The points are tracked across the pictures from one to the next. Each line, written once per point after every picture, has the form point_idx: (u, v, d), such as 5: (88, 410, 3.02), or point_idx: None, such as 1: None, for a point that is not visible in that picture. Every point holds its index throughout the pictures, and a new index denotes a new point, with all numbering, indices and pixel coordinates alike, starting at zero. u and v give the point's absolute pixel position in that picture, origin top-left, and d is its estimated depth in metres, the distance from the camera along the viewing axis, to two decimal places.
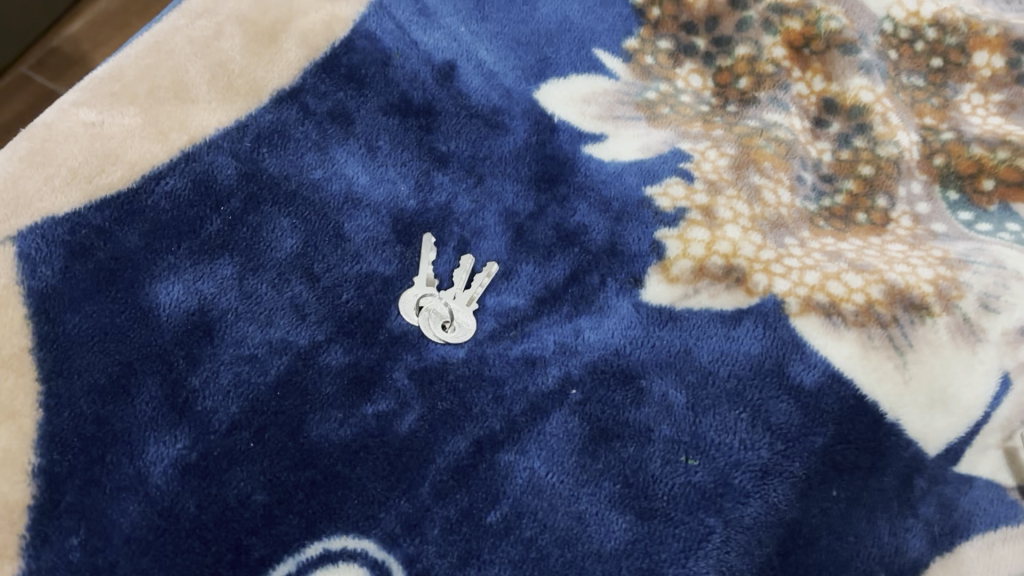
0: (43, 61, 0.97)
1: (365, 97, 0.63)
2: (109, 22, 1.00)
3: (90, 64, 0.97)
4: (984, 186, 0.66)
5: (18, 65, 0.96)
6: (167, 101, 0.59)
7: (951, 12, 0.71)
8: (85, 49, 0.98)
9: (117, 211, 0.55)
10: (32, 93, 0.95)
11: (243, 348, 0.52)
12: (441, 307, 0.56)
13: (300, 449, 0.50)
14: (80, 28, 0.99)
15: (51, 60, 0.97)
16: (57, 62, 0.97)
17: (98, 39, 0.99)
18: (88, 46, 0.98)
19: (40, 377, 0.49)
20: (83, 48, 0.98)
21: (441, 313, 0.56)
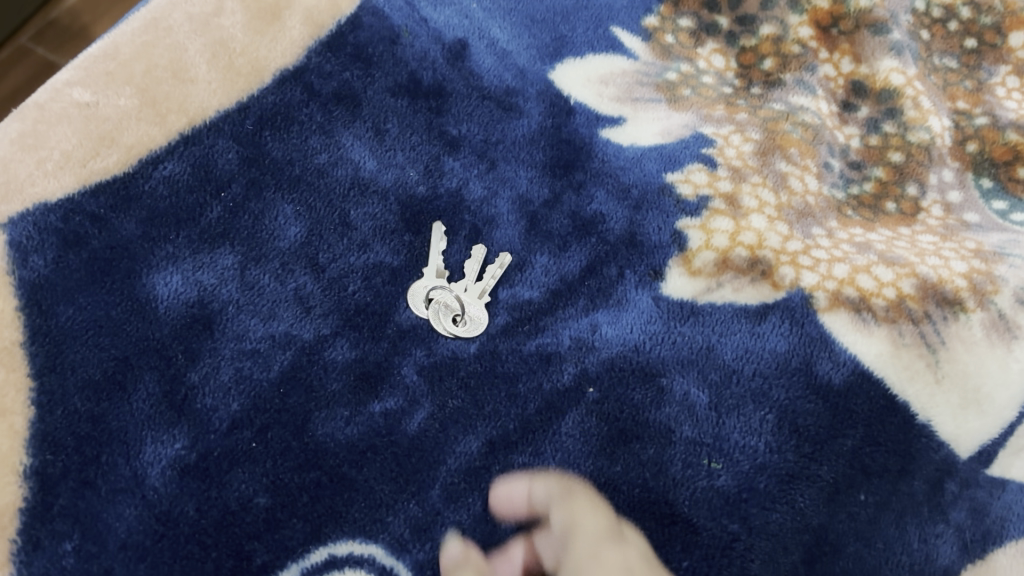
0: (43, 33, 0.94)
1: (372, 77, 0.60)
2: None
3: (91, 37, 0.94)
4: (1019, 174, 0.64)
5: (18, 36, 0.93)
6: (166, 80, 0.56)
7: None
8: (87, 21, 0.95)
9: (113, 198, 0.52)
10: (33, 66, 0.92)
11: (245, 343, 0.50)
12: (452, 299, 0.53)
13: (305, 449, 0.48)
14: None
15: (51, 32, 0.94)
16: (57, 34, 0.94)
17: (98, 10, 0.96)
18: (88, 18, 0.95)
19: (32, 373, 0.47)
20: (84, 20, 0.95)
21: (452, 306, 0.53)
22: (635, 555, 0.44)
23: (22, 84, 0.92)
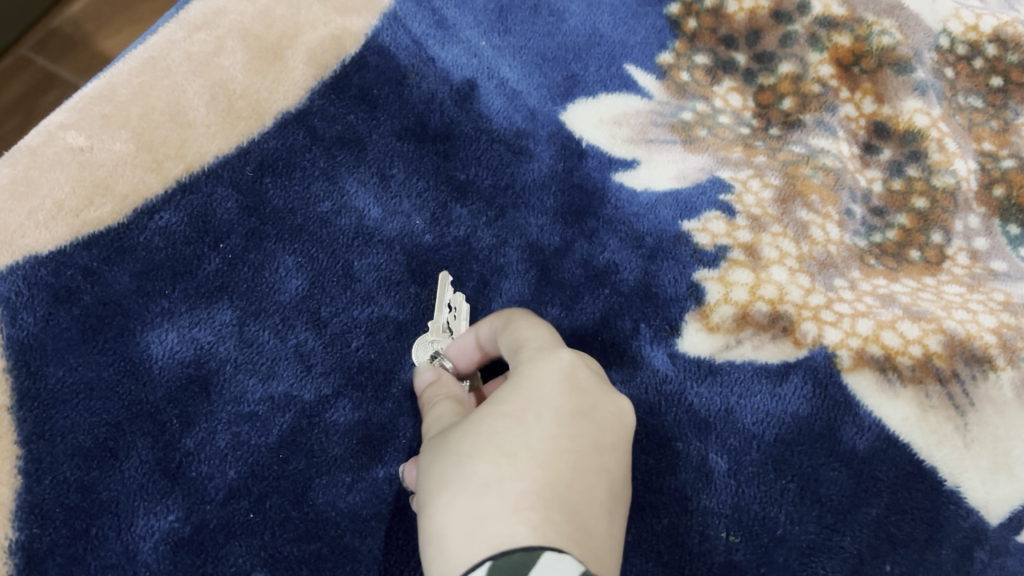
0: (44, 43, 0.92)
1: (377, 121, 0.58)
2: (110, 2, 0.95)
3: (92, 47, 0.92)
4: None
5: (18, 46, 0.91)
6: (163, 124, 0.54)
7: (1013, 27, 0.67)
8: (89, 31, 0.93)
9: (106, 250, 0.50)
10: (33, 77, 0.91)
11: (242, 405, 0.48)
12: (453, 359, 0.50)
13: (306, 519, 0.45)
14: (80, 8, 0.94)
15: (52, 42, 0.92)
16: (58, 44, 0.92)
17: (100, 18, 0.94)
18: (90, 27, 0.93)
19: (21, 441, 0.45)
20: (86, 29, 0.93)
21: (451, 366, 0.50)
22: (576, 363, 0.40)
23: (22, 96, 0.90)
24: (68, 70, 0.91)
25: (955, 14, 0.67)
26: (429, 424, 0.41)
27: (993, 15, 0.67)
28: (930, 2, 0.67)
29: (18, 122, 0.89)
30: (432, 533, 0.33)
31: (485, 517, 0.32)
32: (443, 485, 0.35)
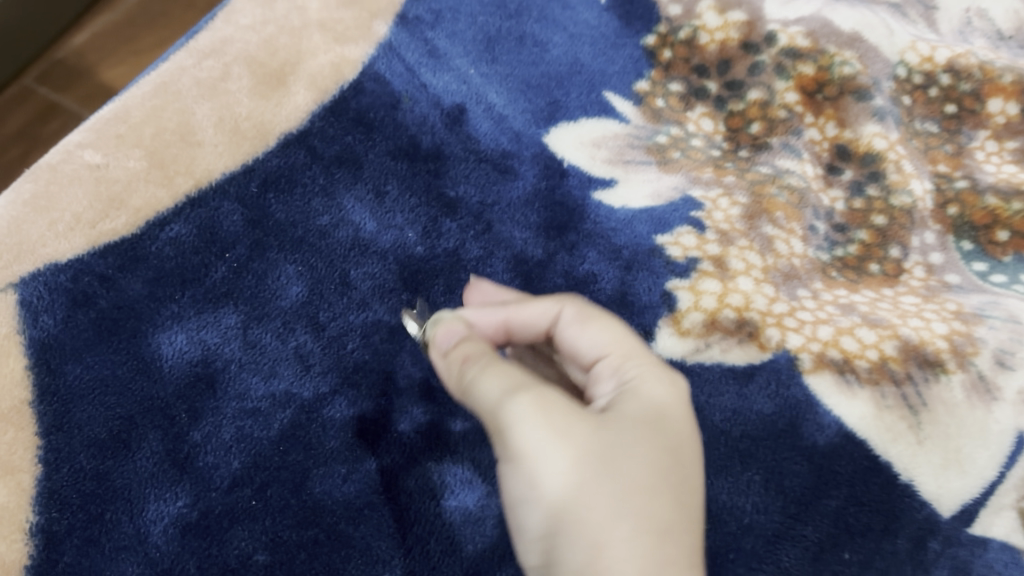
0: (47, 73, 0.97)
1: (373, 141, 0.62)
2: (114, 34, 1.00)
3: (96, 77, 0.97)
4: (998, 237, 0.66)
5: (23, 77, 0.96)
6: (174, 143, 0.59)
7: (966, 58, 0.71)
8: (92, 61, 0.98)
9: (120, 258, 0.54)
10: (37, 106, 0.95)
11: (246, 401, 0.51)
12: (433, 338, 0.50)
13: (304, 506, 0.49)
14: (85, 40, 0.99)
15: (56, 72, 0.97)
16: (62, 74, 0.97)
17: (103, 50, 0.99)
18: (93, 58, 0.98)
19: (39, 432, 0.48)
20: (90, 60, 0.98)
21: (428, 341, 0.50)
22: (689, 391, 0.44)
23: (25, 125, 0.94)
24: (71, 99, 0.96)
25: (912, 46, 0.71)
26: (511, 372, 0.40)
27: (947, 47, 0.71)
28: (889, 34, 0.71)
29: (21, 150, 0.93)
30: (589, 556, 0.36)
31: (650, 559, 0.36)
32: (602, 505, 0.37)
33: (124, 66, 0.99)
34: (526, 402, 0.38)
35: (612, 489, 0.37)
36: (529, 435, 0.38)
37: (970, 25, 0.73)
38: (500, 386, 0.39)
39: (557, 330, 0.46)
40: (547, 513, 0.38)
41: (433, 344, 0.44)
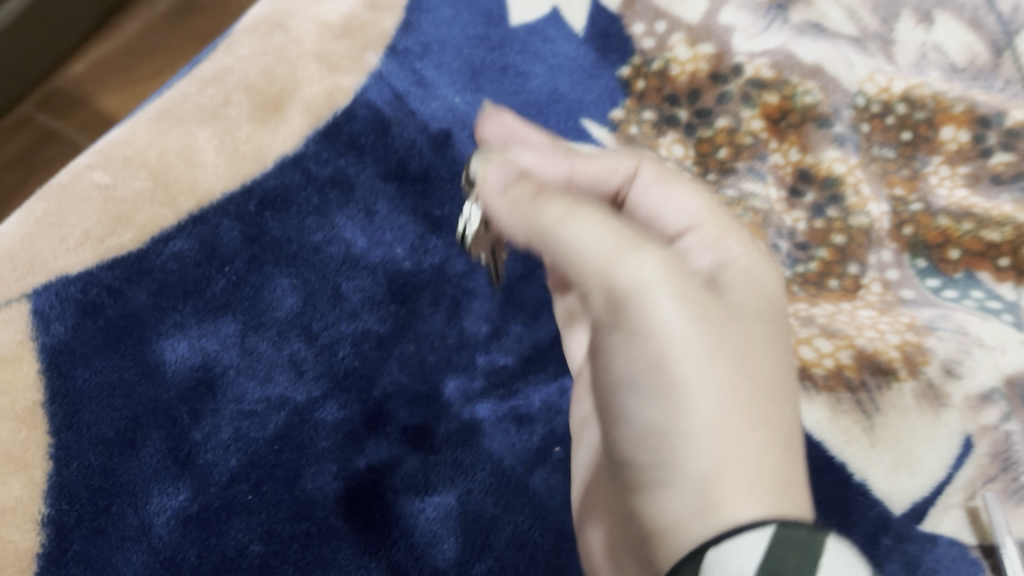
0: (46, 101, 1.03)
1: (365, 164, 0.66)
2: (112, 61, 1.06)
3: (93, 106, 1.03)
4: (950, 255, 0.68)
5: (23, 105, 1.02)
6: (177, 165, 0.63)
7: (920, 88, 0.71)
8: (91, 89, 1.04)
9: (127, 271, 0.58)
10: (35, 133, 1.01)
11: (243, 404, 0.55)
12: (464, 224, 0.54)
13: (296, 501, 0.52)
14: (85, 68, 1.05)
15: (55, 100, 1.03)
16: (60, 102, 1.03)
17: (101, 79, 1.05)
18: (91, 87, 1.04)
19: (50, 430, 0.52)
20: (89, 88, 1.04)
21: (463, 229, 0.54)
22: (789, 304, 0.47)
23: (24, 152, 1.00)
24: (68, 126, 1.02)
25: (869, 77, 0.73)
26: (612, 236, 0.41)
27: (903, 77, 0.72)
28: (848, 66, 0.73)
29: (17, 175, 0.99)
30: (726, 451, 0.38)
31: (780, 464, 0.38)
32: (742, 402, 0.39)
33: (120, 94, 1.04)
34: (651, 267, 0.40)
35: (727, 373, 0.39)
36: (651, 296, 0.40)
37: (925, 57, 0.72)
38: (619, 245, 0.41)
39: (631, 181, 0.51)
40: (677, 404, 0.39)
41: (483, 181, 0.46)
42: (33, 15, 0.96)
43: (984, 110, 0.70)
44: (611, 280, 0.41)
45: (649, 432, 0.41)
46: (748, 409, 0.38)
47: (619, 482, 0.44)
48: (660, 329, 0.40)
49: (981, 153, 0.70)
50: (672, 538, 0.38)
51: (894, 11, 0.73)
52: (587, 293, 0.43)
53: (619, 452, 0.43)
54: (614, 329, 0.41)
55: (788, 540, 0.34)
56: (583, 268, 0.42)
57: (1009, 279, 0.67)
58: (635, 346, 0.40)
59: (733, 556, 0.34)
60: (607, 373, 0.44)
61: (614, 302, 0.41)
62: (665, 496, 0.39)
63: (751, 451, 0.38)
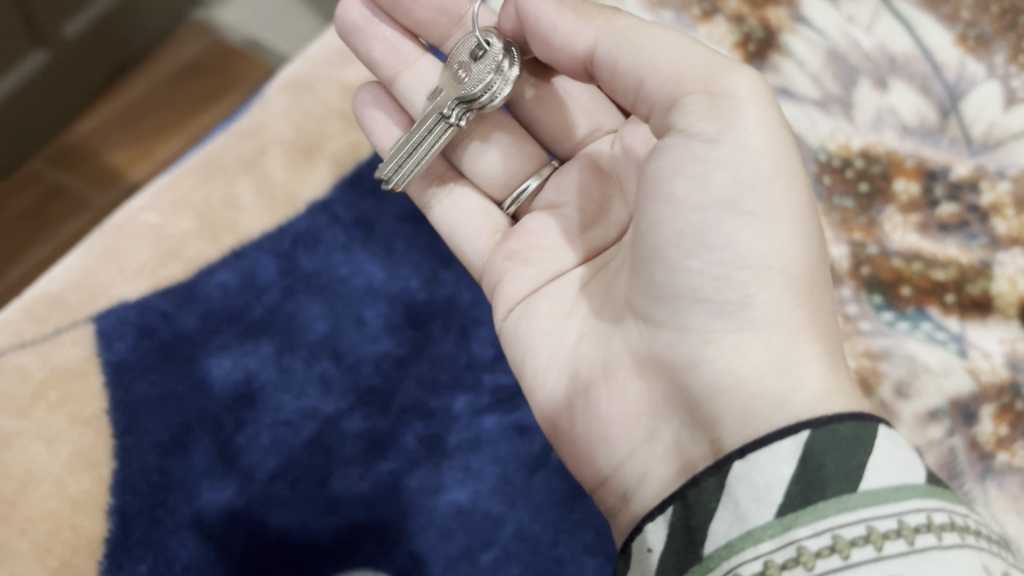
0: (54, 158, 1.15)
1: (385, 207, 0.72)
2: (114, 121, 1.18)
3: (98, 161, 1.15)
4: (903, 292, 0.67)
5: (33, 161, 1.15)
6: (220, 208, 0.71)
7: (876, 146, 0.70)
8: (94, 146, 1.16)
9: (177, 298, 0.67)
10: (43, 188, 1.14)
11: (281, 414, 0.63)
12: (472, 84, 0.52)
13: (327, 497, 0.60)
14: (91, 126, 1.18)
15: (62, 157, 1.15)
16: (66, 159, 1.15)
17: (103, 136, 1.17)
18: (97, 142, 1.16)
19: (114, 434, 0.61)
20: (92, 145, 1.16)
21: (482, 91, 0.52)
22: None
23: (31, 206, 1.12)
24: (76, 181, 1.14)
25: (831, 132, 0.71)
26: (703, 53, 0.44)
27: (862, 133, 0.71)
28: (811, 123, 0.72)
29: (25, 230, 1.11)
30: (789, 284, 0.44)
31: (819, 312, 0.45)
32: (806, 243, 0.45)
33: (127, 151, 1.16)
34: (747, 83, 0.44)
35: (804, 211, 0.44)
36: (751, 108, 0.43)
37: (881, 119, 0.71)
38: (720, 62, 0.44)
39: None
40: (761, 220, 0.43)
41: None
42: (58, 95, 1.13)
43: (933, 165, 0.69)
44: (719, 89, 0.43)
45: (734, 257, 0.43)
46: (813, 257, 0.45)
47: (665, 315, 0.45)
48: (759, 154, 0.43)
49: (929, 203, 0.68)
50: (752, 390, 0.42)
51: (852, 77, 0.72)
52: (678, 101, 0.44)
53: (681, 284, 0.44)
54: (712, 140, 0.43)
55: (824, 444, 0.39)
56: (693, 73, 0.44)
57: (955, 314, 0.65)
58: (734, 163, 0.43)
59: (767, 466, 0.39)
60: (668, 193, 0.44)
61: (722, 113, 0.43)
62: (742, 335, 0.44)
63: (808, 296, 0.45)
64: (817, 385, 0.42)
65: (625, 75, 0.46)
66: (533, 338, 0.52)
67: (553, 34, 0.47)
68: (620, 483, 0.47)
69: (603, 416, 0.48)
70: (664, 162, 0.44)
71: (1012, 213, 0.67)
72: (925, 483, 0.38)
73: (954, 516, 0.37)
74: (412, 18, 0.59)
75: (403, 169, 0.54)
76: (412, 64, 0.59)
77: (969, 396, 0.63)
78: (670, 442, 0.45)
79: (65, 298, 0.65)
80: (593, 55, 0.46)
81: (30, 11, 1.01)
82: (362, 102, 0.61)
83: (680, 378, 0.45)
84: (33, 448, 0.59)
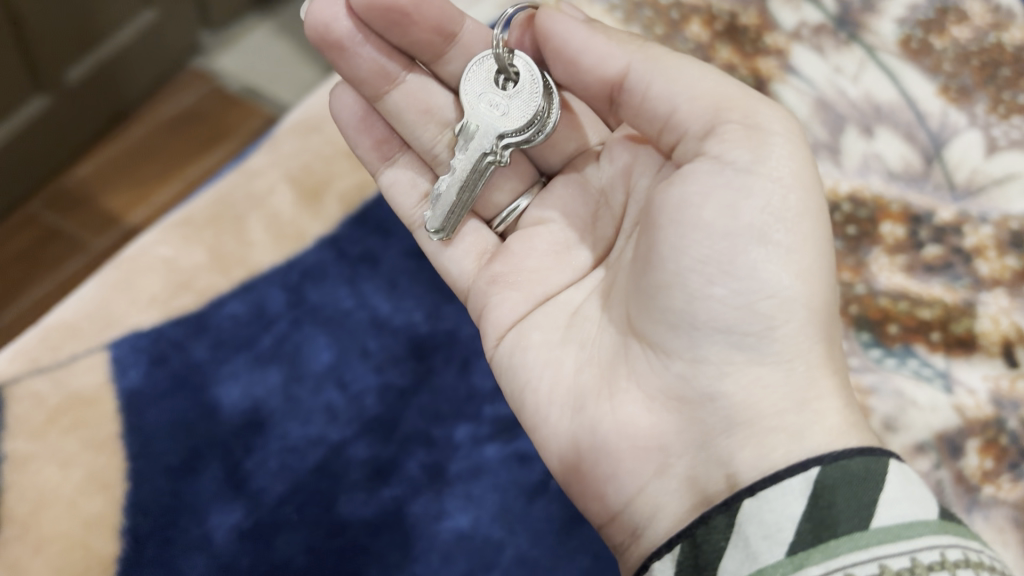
0: (54, 202, 1.18)
1: (390, 244, 0.75)
2: (114, 165, 1.21)
3: (98, 204, 1.18)
4: (889, 330, 0.68)
5: (33, 204, 1.17)
6: (230, 243, 0.73)
7: (862, 190, 0.72)
8: (94, 189, 1.19)
9: (189, 328, 0.69)
10: (40, 231, 1.16)
11: (288, 441, 0.66)
12: (517, 122, 0.55)
13: (333, 521, 0.62)
14: (91, 170, 1.21)
15: (63, 200, 1.18)
16: (67, 202, 1.18)
17: (104, 180, 1.20)
18: (96, 186, 1.19)
19: (127, 456, 0.64)
20: (92, 188, 1.19)
21: (529, 129, 0.55)
22: None
23: (28, 248, 1.14)
24: (74, 224, 1.16)
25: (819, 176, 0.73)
26: (740, 93, 0.48)
27: (848, 177, 0.73)
28: None
29: (23, 270, 1.13)
30: (810, 316, 0.46)
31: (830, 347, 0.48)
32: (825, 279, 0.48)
33: (126, 195, 1.19)
34: (782, 121, 0.48)
35: (824, 251, 0.48)
36: (786, 144, 0.47)
37: (868, 166, 0.73)
38: (754, 99, 0.48)
39: None
40: (787, 252, 0.46)
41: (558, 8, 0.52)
42: (58, 140, 1.16)
43: (919, 209, 0.71)
44: (755, 122, 0.47)
45: (759, 286, 0.46)
46: (830, 297, 0.48)
47: (681, 344, 0.47)
48: (790, 188, 0.46)
49: (915, 245, 0.70)
50: (772, 424, 0.45)
51: (840, 124, 0.75)
52: (714, 128, 0.47)
53: (701, 312, 0.46)
54: (747, 169, 0.46)
55: (835, 480, 0.41)
56: (733, 105, 0.47)
57: (941, 351, 0.67)
58: (766, 194, 0.46)
59: (779, 505, 0.41)
60: (696, 219, 0.46)
61: (758, 144, 0.46)
62: (763, 367, 0.46)
63: (824, 330, 0.47)
64: (835, 418, 0.45)
65: (656, 101, 0.49)
66: (532, 371, 0.53)
67: (584, 56, 0.51)
68: (630, 521, 0.49)
69: (610, 453, 0.48)
70: (691, 187, 0.46)
71: (994, 255, 0.69)
72: (938, 519, 0.40)
73: (968, 552, 0.39)
74: (407, 40, 0.56)
75: (454, 218, 0.57)
76: (403, 84, 0.58)
77: (955, 431, 0.64)
78: (683, 478, 0.47)
79: (80, 326, 0.68)
80: (625, 78, 0.50)
81: (31, 58, 1.05)
82: (350, 119, 0.61)
83: (696, 412, 0.47)
84: (47, 470, 0.62)
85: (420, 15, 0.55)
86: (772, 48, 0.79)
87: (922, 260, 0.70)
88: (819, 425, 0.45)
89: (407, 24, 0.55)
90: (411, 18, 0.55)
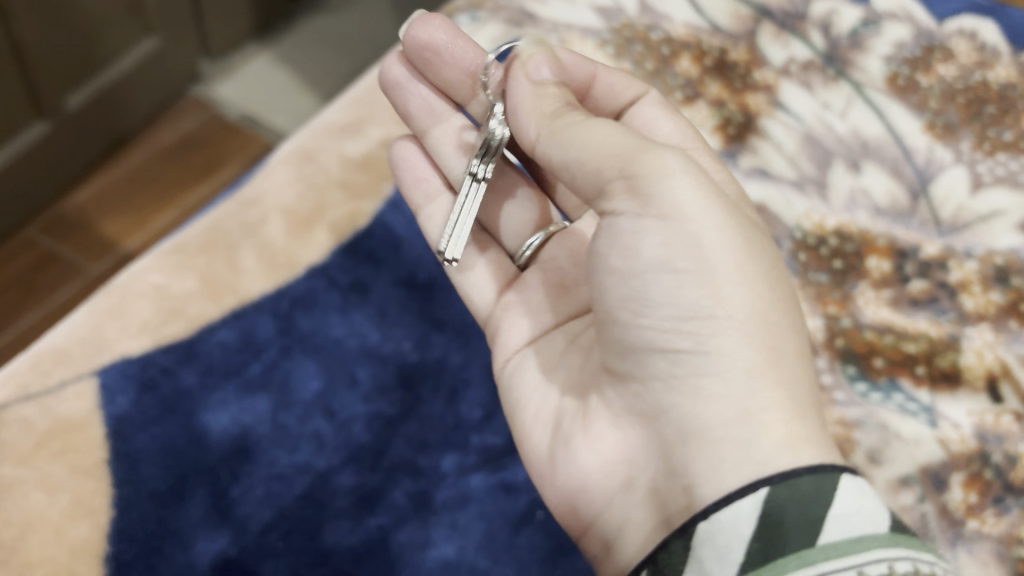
0: (50, 227, 1.18)
1: (380, 273, 0.76)
2: (112, 192, 1.22)
3: (94, 230, 1.18)
4: (875, 363, 0.68)
5: (29, 229, 1.18)
6: (222, 271, 0.74)
7: (850, 225, 0.73)
8: (90, 215, 1.20)
9: (179, 355, 0.70)
10: (37, 256, 1.16)
11: (274, 468, 0.66)
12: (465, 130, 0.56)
13: (318, 549, 0.63)
14: (87, 196, 1.21)
15: (59, 225, 1.19)
16: (62, 227, 1.18)
17: (101, 208, 1.20)
18: (93, 212, 1.20)
19: (113, 483, 0.64)
20: (89, 214, 1.20)
21: None
22: None
23: (23, 273, 1.14)
24: (69, 248, 1.17)
25: (806, 213, 0.74)
26: (619, 138, 0.47)
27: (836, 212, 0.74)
28: (786, 203, 0.75)
29: (17, 295, 1.13)
30: (739, 330, 0.46)
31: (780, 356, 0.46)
32: (755, 289, 0.46)
33: (121, 221, 1.20)
34: (670, 161, 0.47)
35: (745, 262, 0.46)
36: (671, 180, 0.46)
37: (855, 201, 0.74)
38: (637, 145, 0.47)
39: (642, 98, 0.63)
40: (700, 272, 0.46)
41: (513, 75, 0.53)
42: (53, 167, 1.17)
43: (903, 244, 0.72)
44: (633, 171, 0.46)
45: (680, 310, 0.46)
46: (765, 302, 0.46)
47: (631, 366, 0.48)
48: (688, 218, 0.46)
49: (900, 280, 0.71)
50: (718, 434, 0.44)
51: (827, 159, 0.76)
52: (603, 188, 0.47)
53: (635, 340, 0.47)
54: (636, 216, 0.46)
55: (784, 499, 0.41)
56: (610, 158, 0.46)
57: (925, 385, 0.67)
58: (662, 229, 0.46)
59: (729, 525, 0.41)
60: (609, 265, 0.48)
61: (639, 194, 0.46)
62: (703, 380, 0.46)
63: (766, 341, 0.46)
64: (780, 430, 0.43)
65: (561, 170, 0.49)
66: (526, 393, 0.55)
67: (518, 114, 0.52)
68: (602, 531, 0.50)
69: (580, 474, 0.50)
70: (602, 241, 0.49)
71: (979, 290, 0.70)
72: (889, 532, 0.40)
73: (919, 564, 0.40)
74: (443, 81, 0.63)
75: (454, 235, 0.57)
76: (444, 121, 0.64)
77: (940, 464, 0.63)
78: (646, 490, 0.47)
79: (71, 352, 0.68)
80: (536, 147, 0.51)
81: (31, 84, 1.06)
82: (401, 151, 0.67)
83: (654, 425, 0.48)
84: (33, 495, 0.62)
85: (450, 56, 0.61)
86: (761, 83, 0.81)
87: (907, 293, 0.70)
88: (765, 435, 0.43)
89: (440, 63, 0.62)
90: (443, 58, 0.62)
